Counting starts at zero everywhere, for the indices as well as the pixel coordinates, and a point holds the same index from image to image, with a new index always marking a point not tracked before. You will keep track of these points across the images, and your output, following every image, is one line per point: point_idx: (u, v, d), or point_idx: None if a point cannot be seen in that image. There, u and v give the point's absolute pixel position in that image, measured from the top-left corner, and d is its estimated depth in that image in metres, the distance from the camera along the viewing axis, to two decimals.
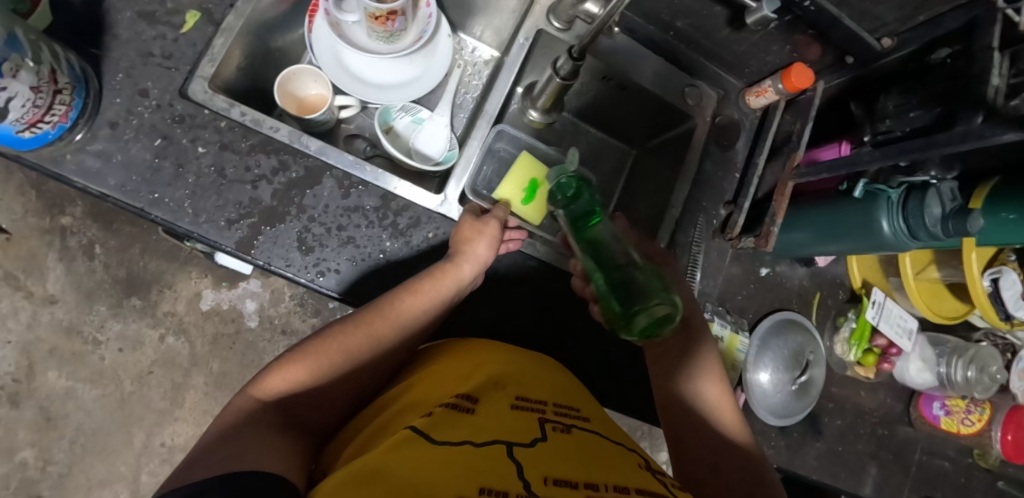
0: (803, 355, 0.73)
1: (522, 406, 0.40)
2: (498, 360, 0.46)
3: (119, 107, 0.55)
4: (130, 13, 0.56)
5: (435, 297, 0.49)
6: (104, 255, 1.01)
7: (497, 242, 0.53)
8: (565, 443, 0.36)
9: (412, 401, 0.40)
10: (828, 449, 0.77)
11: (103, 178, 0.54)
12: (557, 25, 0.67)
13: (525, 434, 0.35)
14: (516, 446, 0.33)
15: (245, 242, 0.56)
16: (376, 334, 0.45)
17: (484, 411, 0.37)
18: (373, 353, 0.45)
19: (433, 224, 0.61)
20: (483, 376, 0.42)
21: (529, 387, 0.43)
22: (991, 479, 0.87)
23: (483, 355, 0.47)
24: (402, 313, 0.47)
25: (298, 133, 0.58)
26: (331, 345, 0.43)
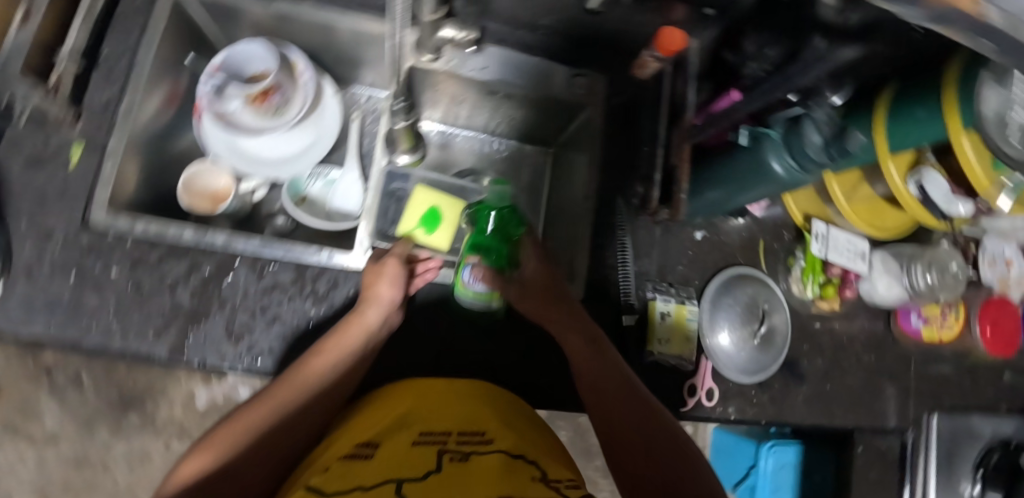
0: (758, 306, 0.73)
1: (425, 439, 0.40)
2: (409, 400, 0.46)
3: (30, 253, 0.56)
4: (20, 161, 0.57)
5: (343, 348, 0.52)
6: (93, 382, 1.03)
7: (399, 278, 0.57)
8: (461, 467, 0.36)
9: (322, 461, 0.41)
10: (816, 391, 0.76)
11: (31, 323, 0.55)
12: (425, 58, 0.68)
13: (418, 468, 0.35)
14: (404, 482, 0.33)
15: (177, 347, 0.58)
16: (285, 400, 0.47)
17: (381, 455, 0.38)
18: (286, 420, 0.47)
19: (352, 281, 0.63)
20: (389, 419, 0.43)
21: (436, 416, 0.43)
22: (996, 376, 0.86)
23: (396, 403, 0.46)
24: (319, 368, 0.50)
25: (201, 231, 0.60)
26: (241, 421, 0.46)
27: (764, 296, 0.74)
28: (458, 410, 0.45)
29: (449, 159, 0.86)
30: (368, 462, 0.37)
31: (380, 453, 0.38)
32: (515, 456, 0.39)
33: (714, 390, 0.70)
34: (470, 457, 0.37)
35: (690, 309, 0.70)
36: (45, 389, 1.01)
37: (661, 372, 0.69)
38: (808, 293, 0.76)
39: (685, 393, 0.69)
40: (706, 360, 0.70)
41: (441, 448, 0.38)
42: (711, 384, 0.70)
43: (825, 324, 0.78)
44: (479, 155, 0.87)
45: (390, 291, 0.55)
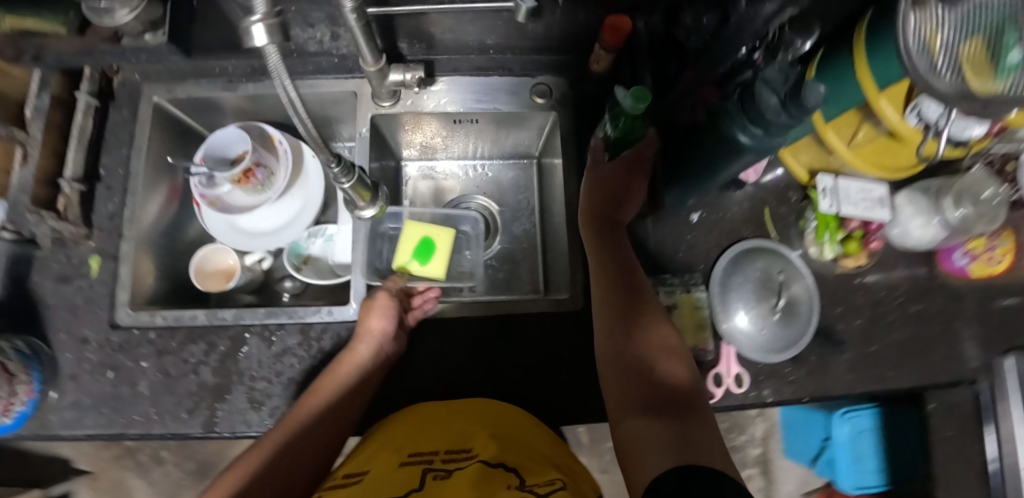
0: (773, 278, 0.69)
1: (418, 461, 0.46)
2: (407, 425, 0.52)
3: (71, 361, 0.62)
4: (50, 281, 0.64)
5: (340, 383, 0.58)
6: (171, 456, 1.12)
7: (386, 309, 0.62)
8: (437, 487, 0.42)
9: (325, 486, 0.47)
10: (861, 355, 0.70)
11: (82, 424, 0.61)
12: (385, 104, 0.72)
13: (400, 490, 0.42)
14: None
15: (209, 423, 0.62)
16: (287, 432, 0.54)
17: (377, 473, 0.45)
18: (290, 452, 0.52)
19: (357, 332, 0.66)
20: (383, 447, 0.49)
21: (427, 442, 0.49)
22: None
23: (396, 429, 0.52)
24: (311, 406, 0.56)
25: (213, 312, 0.65)
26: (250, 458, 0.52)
27: (778, 266, 0.71)
28: (448, 432, 0.50)
29: (437, 192, 0.88)
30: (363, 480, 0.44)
31: (377, 473, 0.45)
32: (492, 465, 0.44)
33: (742, 375, 0.67)
34: (451, 473, 0.43)
35: (697, 295, 0.68)
36: (132, 470, 1.11)
37: None
38: (828, 254, 0.71)
39: (712, 384, 0.66)
40: (727, 345, 0.67)
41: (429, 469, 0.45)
42: (738, 368, 0.67)
43: (856, 282, 0.72)
44: (464, 184, 0.88)
45: (379, 323, 0.61)
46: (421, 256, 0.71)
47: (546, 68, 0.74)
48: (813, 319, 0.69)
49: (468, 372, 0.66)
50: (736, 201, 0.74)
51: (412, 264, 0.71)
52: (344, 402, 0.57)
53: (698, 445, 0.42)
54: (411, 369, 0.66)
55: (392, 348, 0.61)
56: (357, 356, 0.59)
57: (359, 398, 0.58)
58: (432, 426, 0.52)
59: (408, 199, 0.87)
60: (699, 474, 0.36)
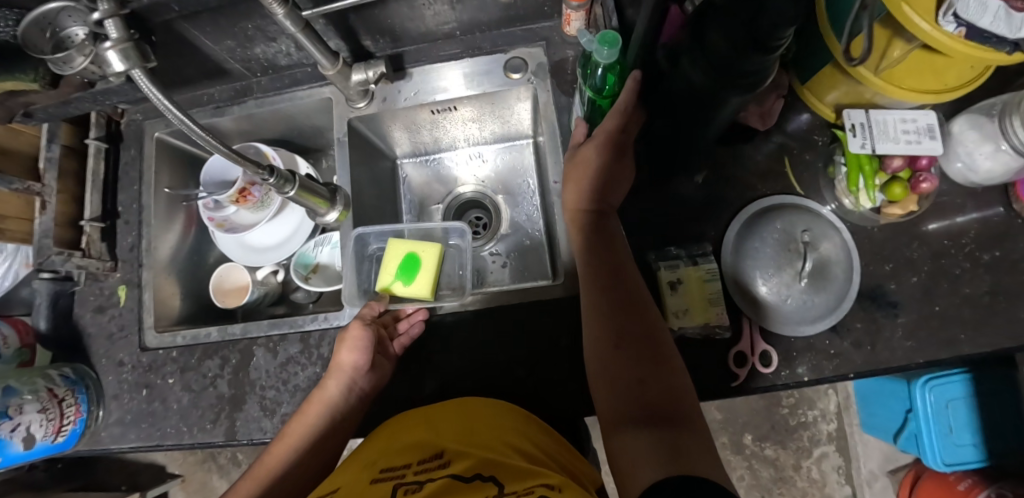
0: (797, 239, 0.60)
1: (388, 477, 0.47)
2: (383, 442, 0.54)
3: (113, 382, 0.69)
4: (89, 313, 0.71)
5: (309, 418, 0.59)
6: (246, 458, 1.23)
7: (359, 341, 0.61)
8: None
9: None
10: (921, 315, 0.59)
11: (126, 438, 0.67)
12: (359, 106, 0.71)
13: None
14: None
15: (229, 432, 0.66)
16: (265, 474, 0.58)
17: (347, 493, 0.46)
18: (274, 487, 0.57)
19: None
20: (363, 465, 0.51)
21: (398, 454, 0.51)
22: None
23: (374, 445, 0.55)
24: (291, 445, 0.59)
25: (223, 327, 0.68)
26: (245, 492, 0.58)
27: (802, 224, 0.61)
28: (418, 440, 0.52)
29: (435, 186, 0.85)
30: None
31: (347, 489, 0.47)
32: (466, 478, 0.45)
33: (768, 352, 0.59)
34: (422, 485, 0.44)
35: (706, 267, 0.59)
36: (215, 471, 1.23)
37: (694, 346, 0.59)
38: (866, 204, 0.60)
39: (733, 364, 0.59)
40: (747, 319, 0.59)
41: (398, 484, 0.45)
42: (763, 344, 0.59)
43: (908, 230, 0.61)
44: (461, 173, 0.85)
45: (351, 358, 0.60)
46: (405, 276, 0.66)
47: (517, 41, 0.69)
48: (853, 280, 0.59)
49: (465, 369, 0.64)
50: (749, 155, 0.65)
51: (396, 284, 0.66)
52: (318, 439, 0.59)
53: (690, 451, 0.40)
54: (409, 368, 0.65)
55: (365, 381, 0.61)
56: (330, 391, 0.60)
57: (336, 432, 0.59)
58: (403, 436, 0.54)
59: (410, 196, 0.85)
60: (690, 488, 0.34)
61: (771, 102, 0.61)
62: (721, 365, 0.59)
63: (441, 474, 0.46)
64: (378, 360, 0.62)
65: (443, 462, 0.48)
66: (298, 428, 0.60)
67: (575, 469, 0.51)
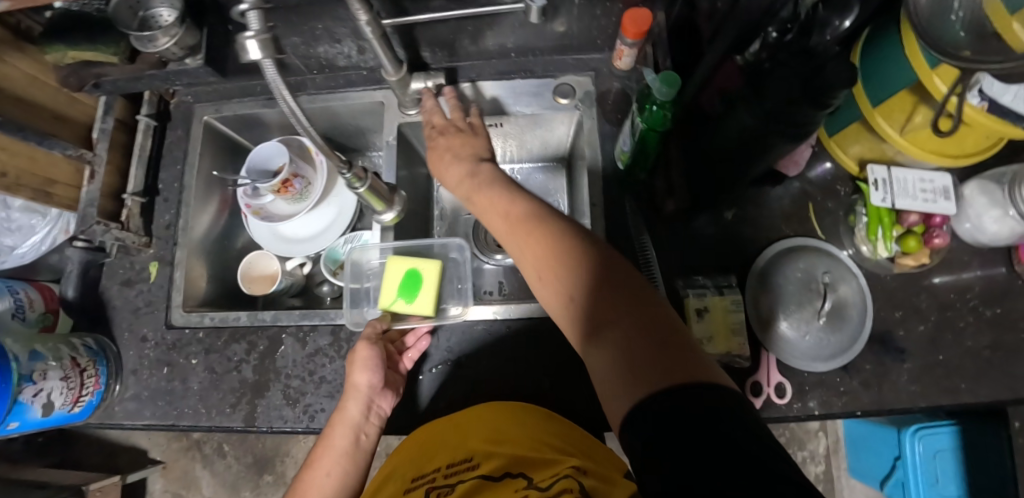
0: (817, 280, 0.64)
1: (420, 485, 0.51)
2: (416, 442, 0.57)
3: (133, 357, 0.69)
4: (117, 285, 0.71)
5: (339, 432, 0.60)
6: (233, 450, 1.20)
7: (369, 360, 0.61)
8: None
9: None
10: (925, 363, 0.63)
11: (142, 414, 0.67)
12: (410, 112, 0.73)
13: None
14: None
15: (249, 418, 0.66)
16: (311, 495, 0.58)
17: None
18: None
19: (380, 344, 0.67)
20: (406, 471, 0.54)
21: (430, 456, 0.54)
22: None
23: (411, 444, 0.58)
24: (322, 477, 0.58)
25: (253, 313, 0.69)
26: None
27: (823, 266, 0.65)
28: (447, 440, 0.55)
29: None
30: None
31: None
32: (496, 478, 0.47)
33: (784, 384, 0.62)
34: (454, 488, 0.48)
35: (732, 298, 0.62)
36: (199, 461, 1.20)
37: None
38: (882, 253, 0.65)
39: (750, 392, 0.62)
40: (767, 351, 0.62)
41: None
42: (780, 377, 0.62)
43: (918, 282, 0.65)
44: None
45: (364, 378, 0.60)
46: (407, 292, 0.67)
47: (568, 68, 0.73)
48: (865, 323, 0.63)
49: (493, 375, 0.66)
50: (776, 197, 0.69)
51: (397, 302, 0.67)
52: (349, 458, 0.59)
53: (669, 359, 0.36)
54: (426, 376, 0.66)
55: (382, 397, 0.62)
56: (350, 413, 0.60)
57: (360, 453, 0.60)
58: (431, 436, 0.57)
59: (442, 204, 0.88)
60: (680, 400, 0.31)
61: (803, 151, 0.66)
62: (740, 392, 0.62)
63: (470, 476, 0.49)
64: (390, 376, 0.63)
65: (473, 463, 0.51)
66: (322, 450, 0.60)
67: (599, 450, 0.53)
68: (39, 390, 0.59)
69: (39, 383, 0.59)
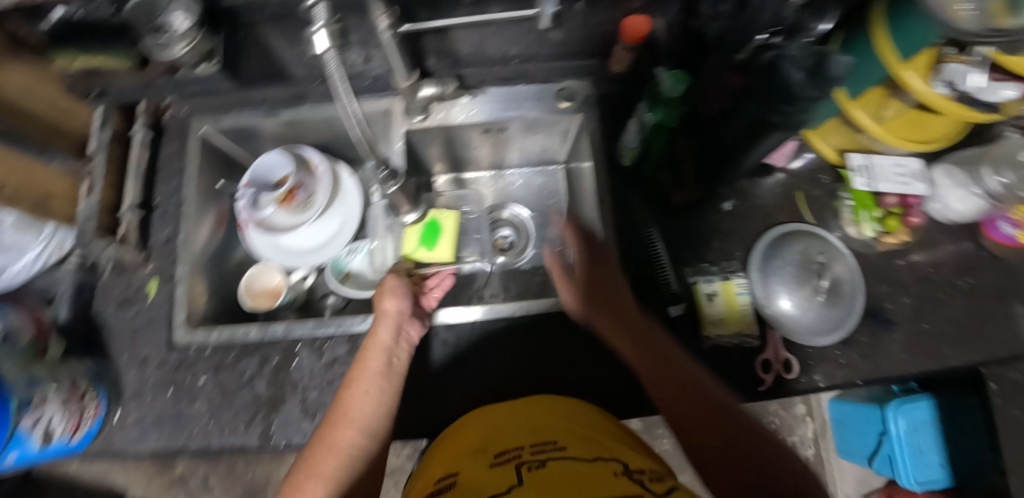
0: (813, 259, 0.69)
1: (506, 459, 0.44)
2: (472, 435, 0.52)
3: (134, 380, 0.65)
4: (112, 306, 0.67)
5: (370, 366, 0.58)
6: (221, 482, 1.14)
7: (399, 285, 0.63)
8: (540, 478, 0.39)
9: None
10: (914, 333, 0.69)
11: (146, 440, 0.63)
12: (416, 119, 0.75)
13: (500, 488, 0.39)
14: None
15: (265, 435, 0.63)
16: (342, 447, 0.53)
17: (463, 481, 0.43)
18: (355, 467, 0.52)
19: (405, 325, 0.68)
20: (464, 456, 0.48)
21: (502, 442, 0.48)
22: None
23: (462, 439, 0.53)
24: (364, 397, 0.56)
25: (263, 325, 0.67)
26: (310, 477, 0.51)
27: (818, 247, 0.70)
28: (517, 432, 0.50)
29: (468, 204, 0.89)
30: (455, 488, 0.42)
31: (468, 477, 0.44)
32: (589, 459, 0.42)
33: (791, 361, 0.66)
34: (546, 463, 0.42)
35: (737, 281, 0.67)
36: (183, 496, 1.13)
37: (728, 354, 0.65)
38: (868, 232, 0.70)
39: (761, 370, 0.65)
40: (774, 331, 0.66)
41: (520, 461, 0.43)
42: (787, 354, 0.65)
43: (899, 258, 0.71)
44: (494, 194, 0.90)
45: (394, 301, 0.61)
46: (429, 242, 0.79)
47: (567, 73, 0.77)
48: (859, 298, 0.68)
49: (514, 372, 0.66)
50: (766, 187, 0.74)
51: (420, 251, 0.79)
52: (385, 377, 0.57)
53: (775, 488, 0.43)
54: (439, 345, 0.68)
55: (410, 326, 0.63)
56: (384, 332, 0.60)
57: (395, 372, 0.59)
58: (491, 430, 0.52)
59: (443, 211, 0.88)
60: None
61: (790, 143, 0.71)
62: (752, 371, 0.65)
63: (559, 455, 0.43)
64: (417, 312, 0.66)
65: (560, 447, 0.45)
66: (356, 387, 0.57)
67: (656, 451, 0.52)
68: (38, 420, 0.55)
69: (38, 412, 0.55)
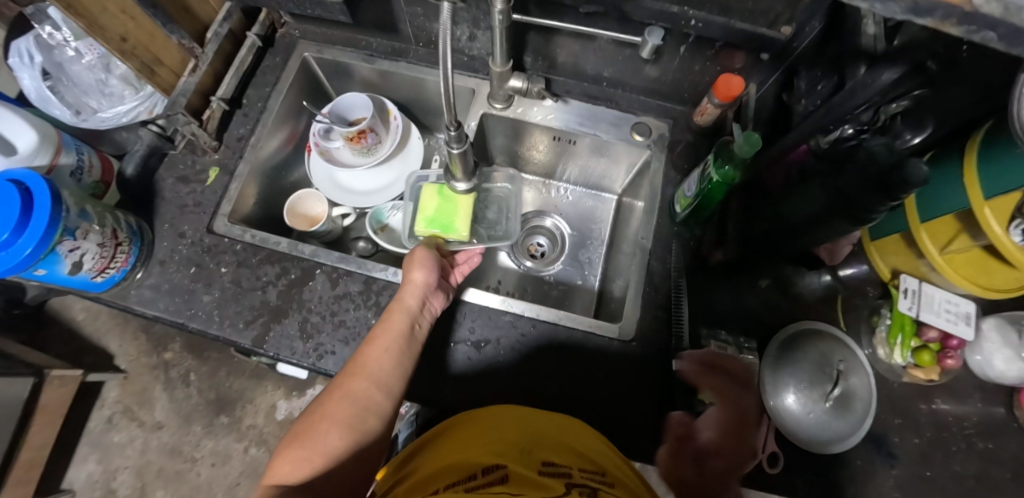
0: (833, 364, 0.65)
1: (556, 472, 0.46)
2: (510, 416, 0.55)
3: (165, 249, 0.70)
4: (172, 179, 0.73)
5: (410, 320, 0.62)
6: (198, 381, 1.23)
7: (433, 266, 0.65)
8: None
9: (445, 465, 0.49)
10: (912, 475, 0.65)
11: (155, 304, 0.68)
12: (497, 106, 0.77)
13: (551, 490, 0.42)
14: None
15: (260, 338, 0.66)
16: (350, 391, 0.56)
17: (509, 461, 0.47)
18: (361, 413, 0.54)
19: (471, 320, 0.69)
20: (448, 462, 0.49)
21: (549, 449, 0.50)
22: None
23: (475, 422, 0.55)
24: (377, 357, 0.58)
25: (295, 242, 0.70)
26: (340, 391, 0.56)
27: (841, 354, 0.66)
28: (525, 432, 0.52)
29: None
30: (505, 484, 0.43)
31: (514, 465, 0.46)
32: None
33: (777, 456, 0.64)
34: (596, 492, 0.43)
35: (749, 360, 0.66)
36: (162, 381, 1.22)
37: None
38: (897, 359, 0.68)
39: None
40: (767, 419, 0.65)
41: (540, 457, 0.48)
42: (775, 446, 0.64)
43: (924, 396, 0.68)
44: (541, 200, 0.90)
45: (422, 274, 0.64)
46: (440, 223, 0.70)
47: (650, 111, 0.77)
48: (867, 420, 0.64)
49: (508, 373, 0.66)
50: (809, 282, 0.72)
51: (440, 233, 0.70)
52: (387, 383, 0.57)
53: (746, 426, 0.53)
54: (463, 351, 0.67)
55: (437, 300, 0.66)
56: (384, 337, 0.60)
57: (413, 344, 0.61)
58: (527, 421, 0.55)
59: None
60: None
61: (843, 244, 0.70)
62: None
63: (608, 489, 0.45)
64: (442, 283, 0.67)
65: (605, 480, 0.47)
66: (360, 376, 0.57)
67: None
68: (77, 248, 0.61)
69: (80, 241, 0.61)
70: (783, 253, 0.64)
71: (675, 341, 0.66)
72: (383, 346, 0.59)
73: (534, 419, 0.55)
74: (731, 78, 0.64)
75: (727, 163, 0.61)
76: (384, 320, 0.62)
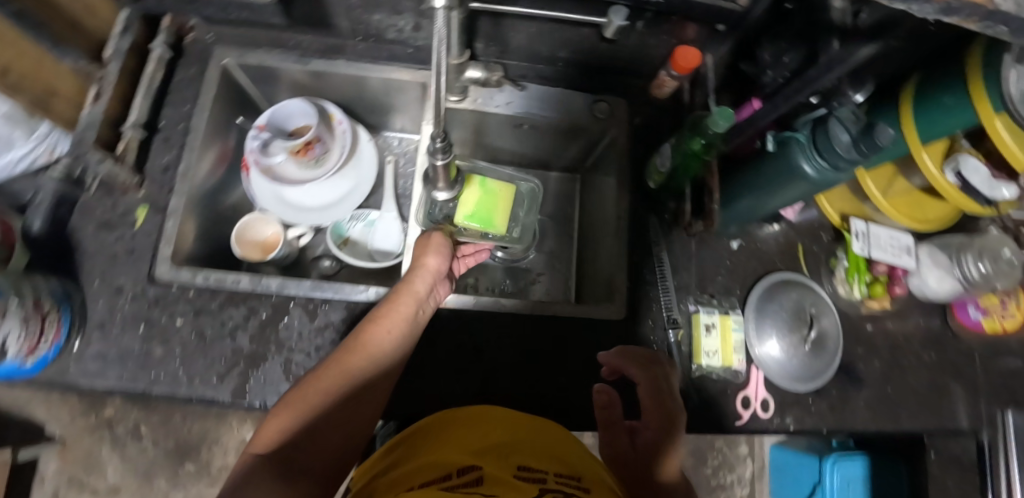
0: (806, 310, 0.72)
1: (534, 476, 0.42)
2: (501, 423, 0.52)
3: (103, 309, 0.62)
4: (93, 228, 0.63)
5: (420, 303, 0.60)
6: (151, 432, 1.10)
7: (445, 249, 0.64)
8: None
9: (432, 461, 0.46)
10: (877, 393, 0.73)
11: (105, 374, 0.60)
12: (453, 99, 0.73)
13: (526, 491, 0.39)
14: None
15: (239, 390, 0.60)
16: (352, 364, 0.52)
17: (493, 468, 0.43)
18: (360, 386, 0.52)
19: (465, 326, 0.67)
20: (427, 460, 0.47)
21: (534, 455, 0.46)
22: None
23: (463, 427, 0.51)
24: (384, 334, 0.55)
25: (257, 277, 0.63)
26: (341, 362, 0.52)
27: (810, 299, 0.73)
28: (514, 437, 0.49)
29: None
30: (481, 485, 0.40)
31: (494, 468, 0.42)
32: None
33: (768, 400, 0.68)
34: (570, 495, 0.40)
35: (735, 318, 0.69)
36: (108, 441, 1.09)
37: (716, 386, 0.68)
38: (856, 294, 0.74)
39: (740, 405, 0.67)
40: (756, 369, 0.69)
41: (517, 462, 0.44)
42: (765, 393, 0.68)
43: (880, 323, 0.76)
44: None
45: (435, 259, 0.62)
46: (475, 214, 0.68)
47: (607, 87, 0.77)
48: (838, 354, 0.71)
49: (510, 373, 0.65)
50: (777, 233, 0.75)
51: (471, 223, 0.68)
52: (386, 369, 0.54)
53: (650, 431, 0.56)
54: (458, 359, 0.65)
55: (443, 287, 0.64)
56: (390, 321, 0.56)
57: (417, 330, 0.58)
58: (525, 428, 0.51)
59: None
60: None
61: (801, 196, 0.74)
62: (733, 404, 0.67)
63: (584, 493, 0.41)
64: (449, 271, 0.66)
65: (581, 485, 0.44)
66: (361, 356, 0.53)
67: None
68: None
69: None
70: (755, 217, 0.68)
71: (666, 314, 0.69)
72: (386, 329, 0.56)
73: (532, 426, 0.52)
74: (689, 50, 0.65)
75: (701, 136, 0.62)
76: (390, 303, 0.58)
